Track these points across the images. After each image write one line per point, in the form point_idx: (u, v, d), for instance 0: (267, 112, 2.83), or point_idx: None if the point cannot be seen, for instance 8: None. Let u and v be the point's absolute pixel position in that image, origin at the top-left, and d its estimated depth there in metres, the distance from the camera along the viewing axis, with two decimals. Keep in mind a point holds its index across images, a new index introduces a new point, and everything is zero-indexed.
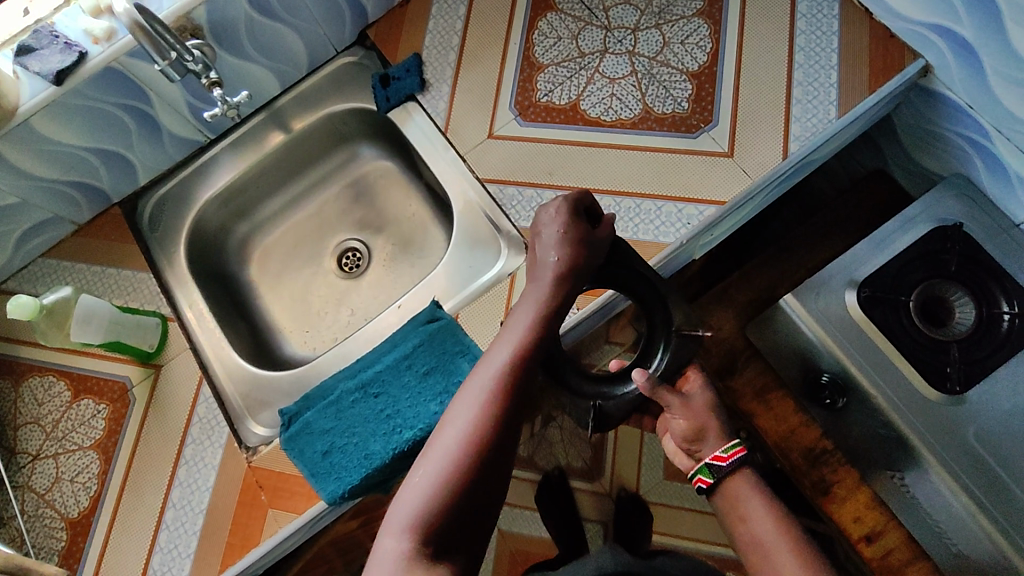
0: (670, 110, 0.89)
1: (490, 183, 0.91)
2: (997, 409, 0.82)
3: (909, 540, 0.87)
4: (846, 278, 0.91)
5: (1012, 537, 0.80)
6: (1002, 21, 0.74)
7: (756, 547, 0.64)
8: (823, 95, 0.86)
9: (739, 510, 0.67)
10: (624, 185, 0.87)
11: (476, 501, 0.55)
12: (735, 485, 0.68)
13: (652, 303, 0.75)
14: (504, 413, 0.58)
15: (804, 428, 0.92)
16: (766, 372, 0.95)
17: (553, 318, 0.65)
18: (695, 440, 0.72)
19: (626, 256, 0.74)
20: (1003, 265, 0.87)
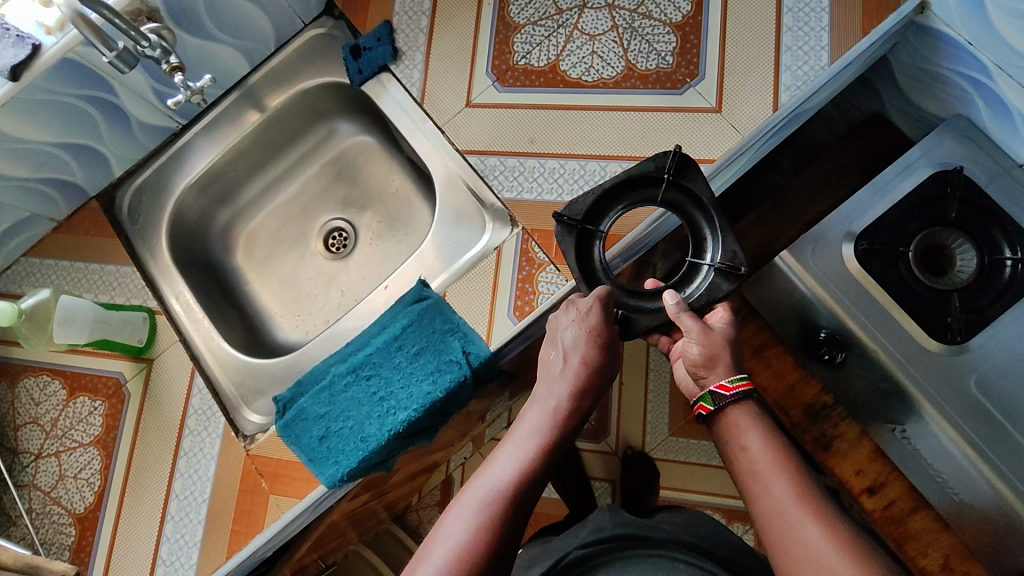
0: (654, 65, 0.85)
1: (471, 155, 0.88)
2: (999, 357, 0.80)
3: (912, 489, 0.85)
4: (844, 229, 0.88)
5: (1014, 484, 0.79)
6: None
7: (755, 478, 0.61)
8: (814, 40, 0.82)
9: (738, 440, 0.64)
10: (609, 148, 0.84)
11: None
12: (736, 416, 0.65)
13: (703, 229, 0.76)
14: (522, 497, 0.60)
15: (804, 383, 0.89)
16: (763, 330, 0.91)
17: (572, 414, 0.66)
18: (705, 366, 0.68)
19: (689, 177, 0.75)
20: (1003, 208, 0.84)
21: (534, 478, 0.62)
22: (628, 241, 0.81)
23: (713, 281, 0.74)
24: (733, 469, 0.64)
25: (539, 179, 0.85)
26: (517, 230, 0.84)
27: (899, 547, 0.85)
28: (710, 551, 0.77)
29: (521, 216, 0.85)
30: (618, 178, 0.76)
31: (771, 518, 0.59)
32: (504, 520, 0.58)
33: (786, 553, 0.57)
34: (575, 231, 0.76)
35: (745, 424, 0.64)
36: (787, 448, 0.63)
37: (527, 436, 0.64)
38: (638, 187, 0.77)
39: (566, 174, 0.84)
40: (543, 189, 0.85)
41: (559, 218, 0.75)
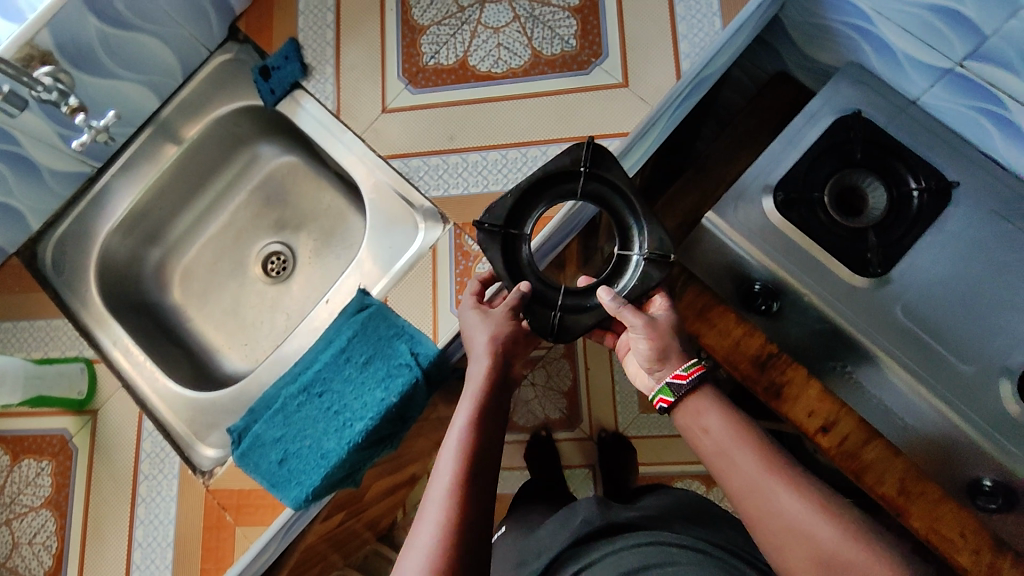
0: (559, 50, 0.87)
1: (395, 159, 0.88)
2: (919, 282, 0.83)
3: (863, 422, 0.85)
4: (761, 184, 0.90)
5: (962, 411, 0.79)
6: None
7: (720, 456, 0.61)
8: (705, 7, 0.85)
9: (698, 422, 0.63)
10: (527, 134, 0.86)
11: (475, 554, 0.54)
12: (696, 402, 0.64)
13: (627, 219, 0.76)
14: (480, 451, 0.60)
15: (749, 336, 0.89)
16: (705, 292, 0.92)
17: (501, 365, 0.67)
18: (658, 359, 0.67)
19: (605, 166, 0.75)
20: (904, 144, 0.88)
21: (485, 431, 0.62)
22: (558, 222, 0.82)
23: (644, 271, 0.74)
24: (699, 453, 0.63)
25: (463, 173, 0.86)
26: (449, 226, 0.85)
27: (859, 479, 0.85)
28: (680, 512, 0.80)
29: (451, 212, 0.85)
30: (536, 176, 0.76)
31: (745, 493, 0.59)
32: (471, 503, 0.56)
33: (758, 517, 0.58)
34: (498, 236, 0.74)
35: (704, 406, 0.64)
36: (747, 422, 0.63)
37: (468, 408, 0.63)
38: (557, 182, 0.77)
39: (489, 165, 0.86)
40: (468, 183, 0.86)
41: (518, 288, 0.71)
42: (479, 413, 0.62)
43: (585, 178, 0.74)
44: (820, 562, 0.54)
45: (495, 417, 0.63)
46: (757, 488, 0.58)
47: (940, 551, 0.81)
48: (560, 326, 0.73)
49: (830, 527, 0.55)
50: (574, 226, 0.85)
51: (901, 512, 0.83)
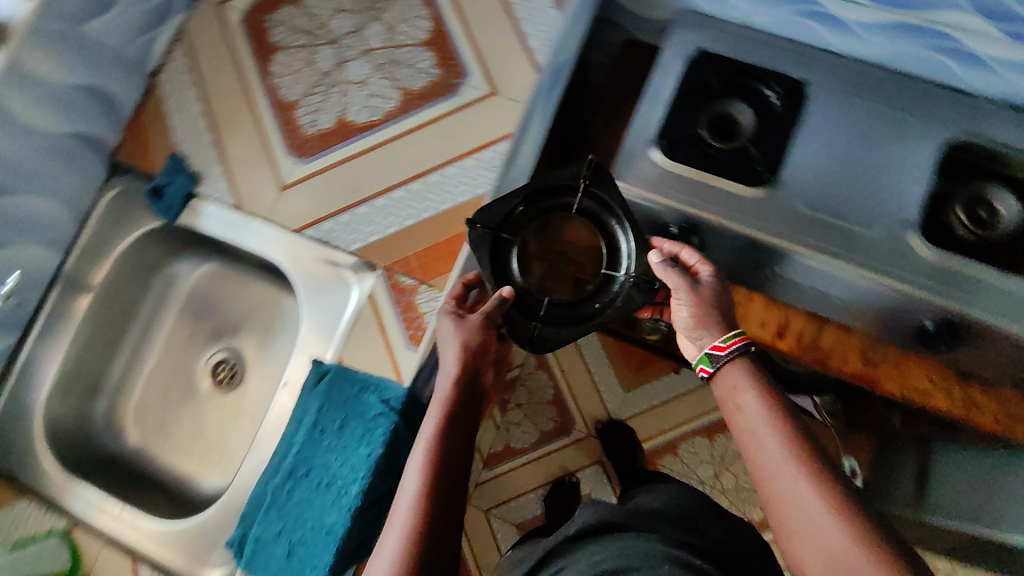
0: (426, 81, 0.92)
1: (308, 229, 0.91)
2: (808, 173, 0.90)
3: (811, 314, 0.94)
4: (644, 140, 0.96)
5: (897, 274, 0.83)
6: None
7: (750, 436, 0.56)
8: (539, 4, 0.92)
9: (734, 398, 0.59)
10: (421, 164, 0.89)
11: (443, 550, 0.57)
12: (733, 373, 0.59)
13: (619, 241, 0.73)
14: (448, 456, 0.63)
15: None
16: None
17: (470, 369, 0.70)
18: (697, 329, 0.64)
19: (604, 188, 0.72)
20: (753, 63, 0.96)
21: (454, 437, 0.64)
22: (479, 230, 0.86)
23: (629, 292, 0.71)
24: (733, 431, 0.58)
25: (375, 219, 0.89)
26: (379, 271, 0.87)
27: (826, 366, 0.94)
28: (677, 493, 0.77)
29: (377, 258, 0.87)
30: (537, 181, 0.74)
31: (767, 477, 0.53)
32: (436, 506, 0.59)
33: (774, 499, 0.53)
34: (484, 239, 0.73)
35: (742, 381, 0.58)
36: (789, 410, 0.56)
37: (436, 416, 0.66)
38: (549, 196, 0.75)
39: (397, 204, 0.89)
40: (383, 227, 0.88)
41: (502, 293, 0.70)
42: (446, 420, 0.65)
43: (584, 192, 0.72)
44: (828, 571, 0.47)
45: (458, 442, 0.64)
46: (779, 474, 0.52)
47: (916, 402, 0.91)
48: (538, 336, 0.71)
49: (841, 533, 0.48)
50: None
51: (873, 381, 0.92)
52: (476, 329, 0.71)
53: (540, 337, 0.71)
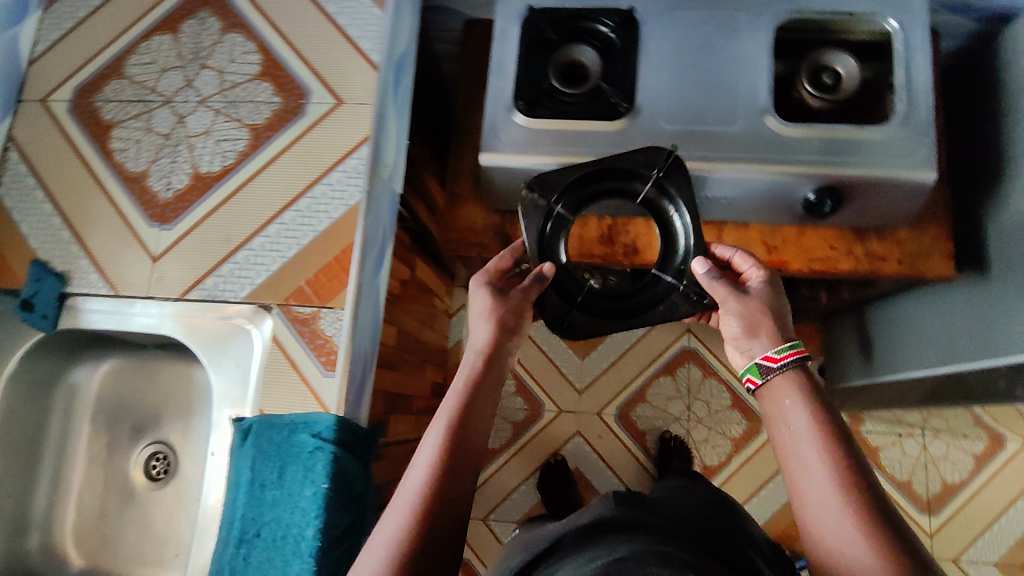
0: (269, 112, 0.90)
1: (192, 292, 0.87)
2: (660, 94, 0.95)
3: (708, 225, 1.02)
4: (504, 108, 0.97)
5: (757, 158, 0.90)
6: None
7: (795, 455, 0.65)
8: (360, 6, 0.91)
9: (782, 417, 0.68)
10: (287, 193, 0.87)
11: (436, 540, 0.62)
12: (782, 387, 0.69)
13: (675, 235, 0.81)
14: (455, 458, 0.67)
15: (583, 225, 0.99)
16: None
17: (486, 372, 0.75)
18: (749, 334, 0.73)
19: (674, 183, 0.80)
20: (579, 7, 0.99)
21: (464, 439, 0.69)
22: (363, 236, 0.85)
23: (678, 300, 0.79)
24: (778, 436, 0.68)
25: (257, 260, 0.86)
26: (274, 309, 0.84)
27: None
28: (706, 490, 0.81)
29: (268, 297, 0.85)
30: (598, 163, 0.81)
31: (808, 501, 0.62)
32: (436, 502, 0.64)
33: (808, 513, 0.62)
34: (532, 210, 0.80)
35: (789, 399, 0.68)
36: (840, 430, 0.65)
37: (448, 415, 0.71)
38: (608, 178, 0.82)
39: (274, 239, 0.86)
40: (267, 265, 0.85)
41: (540, 270, 0.78)
42: (457, 421, 0.70)
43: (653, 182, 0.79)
44: (849, 566, 0.58)
45: (468, 426, 0.70)
46: (822, 485, 0.62)
47: (827, 271, 0.98)
48: (568, 321, 0.80)
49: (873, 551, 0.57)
50: (388, 239, 0.91)
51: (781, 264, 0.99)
52: (507, 305, 0.79)
53: (562, 321, 0.80)
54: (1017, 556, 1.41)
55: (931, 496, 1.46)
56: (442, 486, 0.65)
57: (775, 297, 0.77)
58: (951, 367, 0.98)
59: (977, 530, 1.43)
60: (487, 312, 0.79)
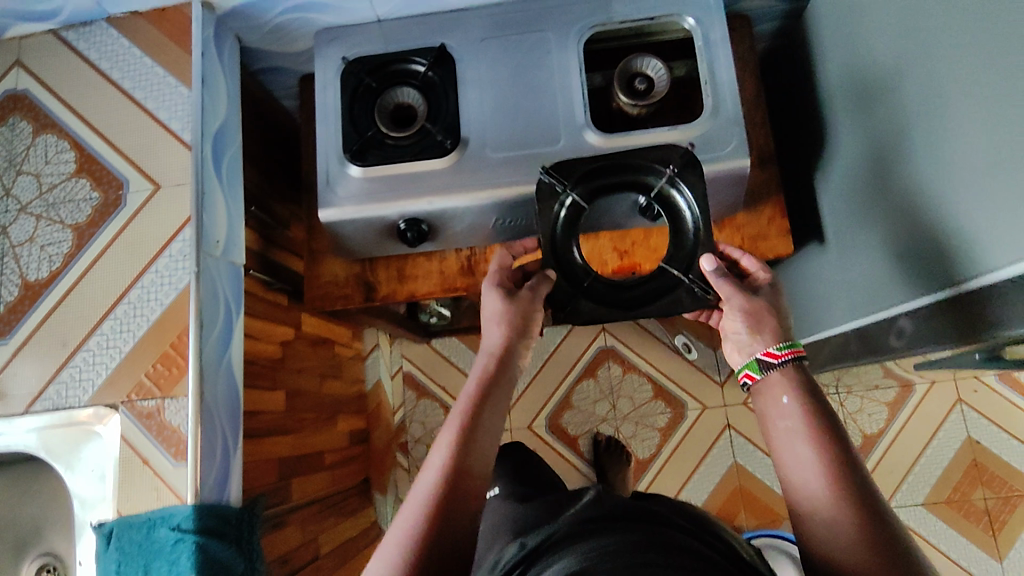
0: (89, 208, 0.89)
1: (36, 403, 0.86)
2: (485, 123, 0.96)
3: None
4: (337, 162, 0.97)
5: None
6: None
7: (789, 441, 0.69)
8: (165, 87, 0.90)
9: (773, 403, 0.72)
10: (117, 287, 0.86)
11: (442, 547, 0.65)
12: (778, 381, 0.73)
13: (684, 230, 0.84)
14: (464, 466, 0.71)
15: (445, 259, 1.05)
16: (391, 259, 1.06)
17: (493, 382, 0.79)
18: (752, 328, 0.77)
19: (686, 182, 0.83)
20: (394, 51, 0.99)
21: (473, 448, 0.72)
22: (197, 319, 0.84)
23: (684, 295, 0.82)
24: (769, 425, 0.72)
25: (96, 359, 0.85)
26: (120, 407, 0.84)
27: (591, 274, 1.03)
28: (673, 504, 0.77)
29: (112, 395, 0.84)
30: (614, 159, 0.85)
31: (798, 485, 0.67)
32: (442, 510, 0.67)
33: (797, 497, 0.67)
34: (547, 194, 0.84)
35: (785, 389, 0.72)
36: (828, 420, 0.69)
37: (456, 425, 0.74)
38: (622, 174, 0.85)
39: (110, 335, 0.85)
40: (107, 363, 0.85)
41: (547, 274, 0.82)
42: (464, 430, 0.73)
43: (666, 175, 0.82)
44: (834, 545, 0.62)
45: (480, 429, 0.74)
46: (809, 471, 0.67)
47: None
48: (572, 308, 0.82)
49: (856, 530, 0.62)
50: (232, 316, 0.91)
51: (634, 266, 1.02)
52: (517, 306, 0.82)
53: (569, 310, 0.82)
54: (941, 493, 1.51)
55: (855, 450, 1.55)
56: (453, 487, 0.69)
57: (774, 294, 0.81)
58: (859, 322, 1.01)
59: (900, 473, 1.52)
60: (498, 314, 0.83)
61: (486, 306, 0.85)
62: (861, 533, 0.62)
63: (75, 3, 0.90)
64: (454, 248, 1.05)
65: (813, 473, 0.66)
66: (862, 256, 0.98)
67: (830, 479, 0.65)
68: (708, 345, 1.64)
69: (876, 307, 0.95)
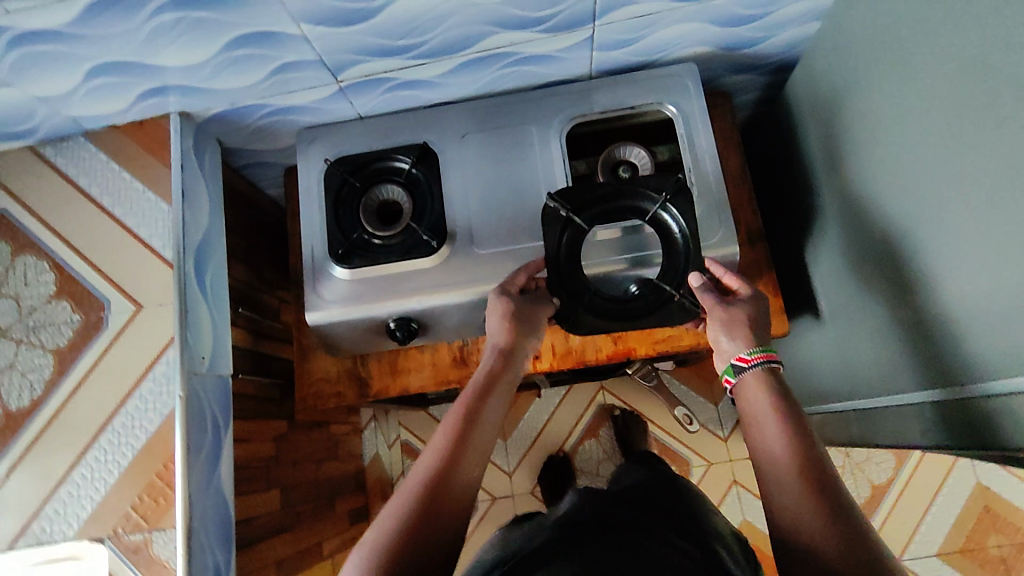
0: (71, 331, 0.87)
1: (17, 542, 0.82)
2: (472, 217, 0.96)
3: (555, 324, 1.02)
4: (324, 264, 0.96)
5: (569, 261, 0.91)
6: (154, 65, 0.81)
7: (762, 431, 0.71)
8: (145, 203, 0.90)
9: (751, 399, 0.74)
10: (102, 414, 0.84)
11: (424, 539, 0.66)
12: (750, 380, 0.75)
13: (676, 250, 0.84)
14: (457, 461, 0.72)
15: (437, 352, 1.03)
16: (382, 354, 1.04)
17: (492, 385, 0.81)
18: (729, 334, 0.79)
19: (679, 206, 0.83)
20: (376, 149, 0.99)
21: (467, 444, 0.74)
22: (185, 442, 0.82)
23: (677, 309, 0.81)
24: (747, 418, 0.74)
25: (81, 491, 0.82)
26: (105, 542, 0.81)
27: (587, 361, 1.01)
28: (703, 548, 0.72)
29: (98, 530, 0.81)
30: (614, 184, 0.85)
31: (768, 471, 0.68)
32: (429, 502, 0.68)
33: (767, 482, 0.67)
34: (549, 216, 0.84)
35: (758, 390, 0.74)
36: (797, 419, 0.70)
37: (452, 423, 0.76)
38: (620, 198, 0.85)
39: (95, 465, 0.83)
40: (94, 494, 0.82)
41: (553, 300, 0.84)
42: (460, 429, 0.75)
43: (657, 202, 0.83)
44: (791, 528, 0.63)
45: (473, 432, 0.75)
46: (778, 458, 0.67)
47: (671, 350, 1.00)
48: (573, 318, 0.82)
49: (811, 510, 0.62)
50: (221, 437, 0.89)
51: (629, 352, 1.00)
52: (519, 311, 0.84)
53: (570, 318, 0.82)
54: (954, 542, 1.48)
55: (863, 502, 1.52)
56: (444, 482, 0.70)
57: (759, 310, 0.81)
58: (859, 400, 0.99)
59: (911, 525, 1.49)
60: (502, 318, 0.84)
61: (489, 313, 0.86)
62: (821, 524, 0.61)
63: (52, 122, 0.89)
64: (447, 341, 1.02)
65: (782, 460, 0.67)
66: (855, 330, 0.97)
67: (795, 466, 0.66)
68: (709, 400, 1.62)
69: (876, 384, 0.93)
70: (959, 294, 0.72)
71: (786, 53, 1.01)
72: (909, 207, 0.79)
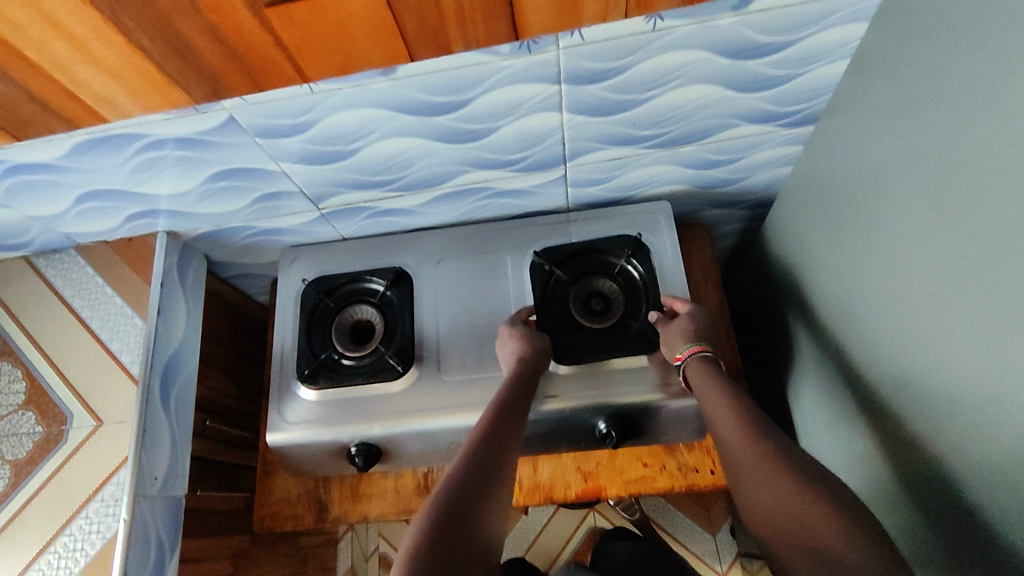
0: (31, 443, 0.86)
1: None
2: (443, 340, 0.95)
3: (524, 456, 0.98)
4: (292, 383, 0.95)
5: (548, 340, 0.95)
6: (143, 193, 0.85)
7: (720, 426, 0.71)
8: (121, 317, 0.92)
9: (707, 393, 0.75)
10: (46, 533, 0.82)
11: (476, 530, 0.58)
12: (690, 372, 0.79)
13: (643, 296, 0.92)
14: (498, 453, 0.66)
15: (401, 478, 1.01)
16: (345, 477, 1.01)
17: (519, 390, 0.78)
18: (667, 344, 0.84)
19: (642, 261, 0.93)
20: (355, 271, 1.02)
21: (505, 439, 0.69)
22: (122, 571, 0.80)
23: (646, 342, 0.87)
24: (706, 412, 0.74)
25: None
26: None
27: (555, 498, 0.96)
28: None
29: None
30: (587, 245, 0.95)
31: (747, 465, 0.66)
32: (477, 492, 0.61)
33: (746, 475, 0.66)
34: (534, 267, 0.95)
35: (703, 377, 0.77)
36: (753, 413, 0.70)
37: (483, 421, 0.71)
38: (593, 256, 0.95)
39: None
40: None
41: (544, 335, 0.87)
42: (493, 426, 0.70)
43: (621, 258, 0.93)
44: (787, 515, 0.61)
45: (512, 418, 0.73)
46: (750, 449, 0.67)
47: (642, 492, 0.94)
48: (561, 347, 0.89)
49: (794, 494, 0.61)
50: (165, 556, 0.87)
51: (599, 491, 0.95)
52: (533, 339, 0.86)
53: (559, 347, 0.89)
54: None
55: None
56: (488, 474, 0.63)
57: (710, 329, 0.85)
58: None
59: None
60: (514, 343, 0.86)
61: (500, 344, 0.88)
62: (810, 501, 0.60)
63: (48, 236, 0.93)
64: (411, 468, 1.00)
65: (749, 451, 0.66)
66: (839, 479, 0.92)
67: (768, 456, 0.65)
68: (704, 530, 1.53)
69: None
70: (932, 465, 0.68)
71: (761, 193, 1.03)
72: (875, 364, 0.76)
